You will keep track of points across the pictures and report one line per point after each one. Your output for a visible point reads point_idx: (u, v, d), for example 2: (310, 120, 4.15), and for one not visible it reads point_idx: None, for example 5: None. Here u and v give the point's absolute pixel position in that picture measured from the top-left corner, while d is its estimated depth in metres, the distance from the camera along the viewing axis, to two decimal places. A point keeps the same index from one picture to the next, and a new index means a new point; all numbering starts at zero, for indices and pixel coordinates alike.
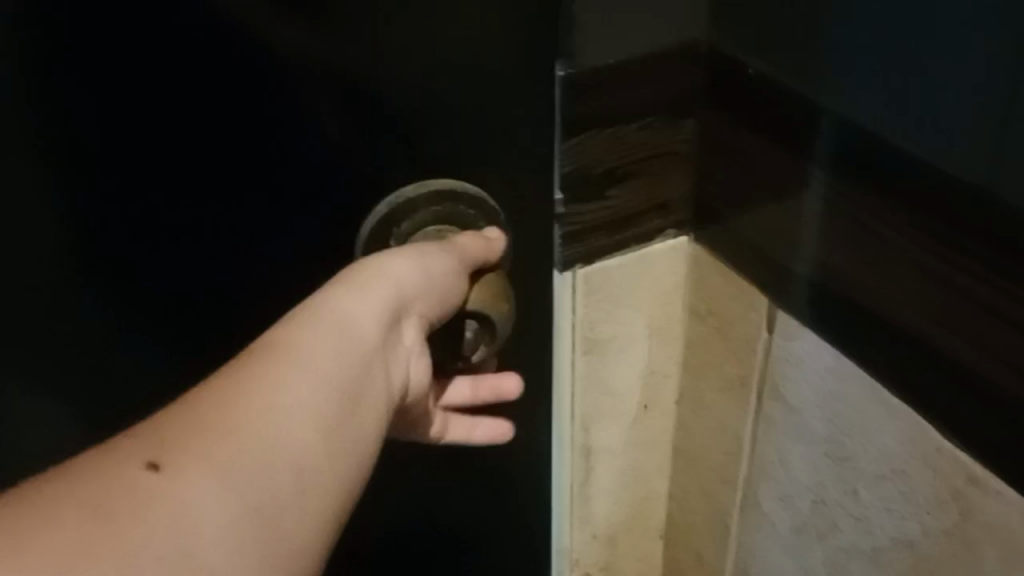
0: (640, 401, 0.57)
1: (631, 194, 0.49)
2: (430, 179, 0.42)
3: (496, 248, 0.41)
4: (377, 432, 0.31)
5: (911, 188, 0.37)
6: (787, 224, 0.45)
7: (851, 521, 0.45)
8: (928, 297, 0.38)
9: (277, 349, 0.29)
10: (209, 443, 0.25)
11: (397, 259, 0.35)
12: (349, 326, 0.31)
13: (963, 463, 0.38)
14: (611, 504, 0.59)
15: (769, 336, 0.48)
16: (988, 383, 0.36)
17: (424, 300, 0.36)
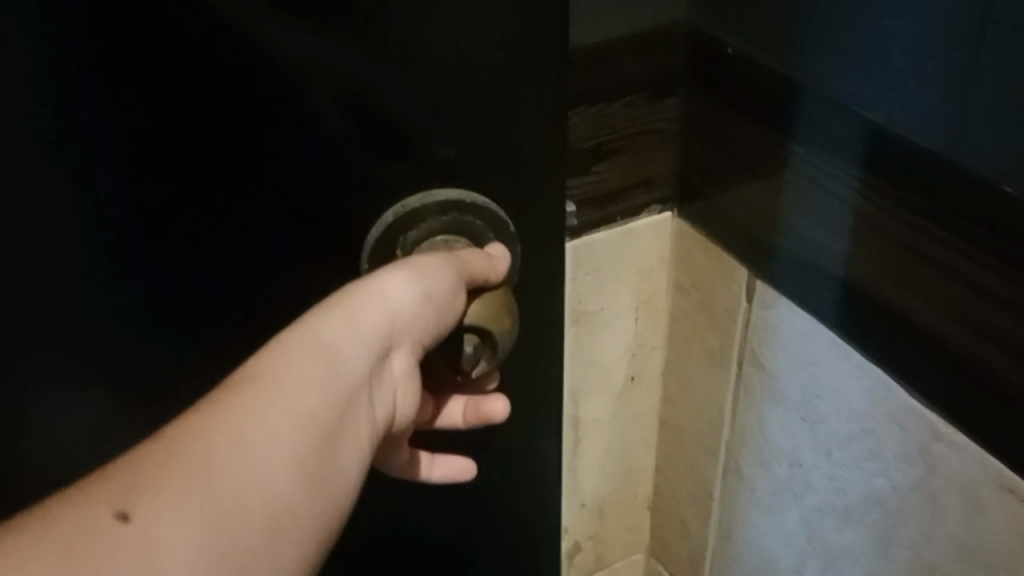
0: (627, 374, 0.58)
1: (616, 171, 0.51)
2: (437, 189, 0.39)
3: (498, 265, 0.39)
4: (359, 466, 0.30)
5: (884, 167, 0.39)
6: (767, 202, 0.47)
7: (823, 480, 0.48)
8: (946, 293, 0.37)
9: (257, 381, 0.28)
10: (182, 485, 0.24)
11: (390, 280, 0.34)
12: (335, 355, 0.31)
13: (927, 419, 0.40)
14: (599, 475, 0.61)
15: (749, 307, 0.50)
16: (994, 375, 0.36)
17: (419, 323, 0.35)
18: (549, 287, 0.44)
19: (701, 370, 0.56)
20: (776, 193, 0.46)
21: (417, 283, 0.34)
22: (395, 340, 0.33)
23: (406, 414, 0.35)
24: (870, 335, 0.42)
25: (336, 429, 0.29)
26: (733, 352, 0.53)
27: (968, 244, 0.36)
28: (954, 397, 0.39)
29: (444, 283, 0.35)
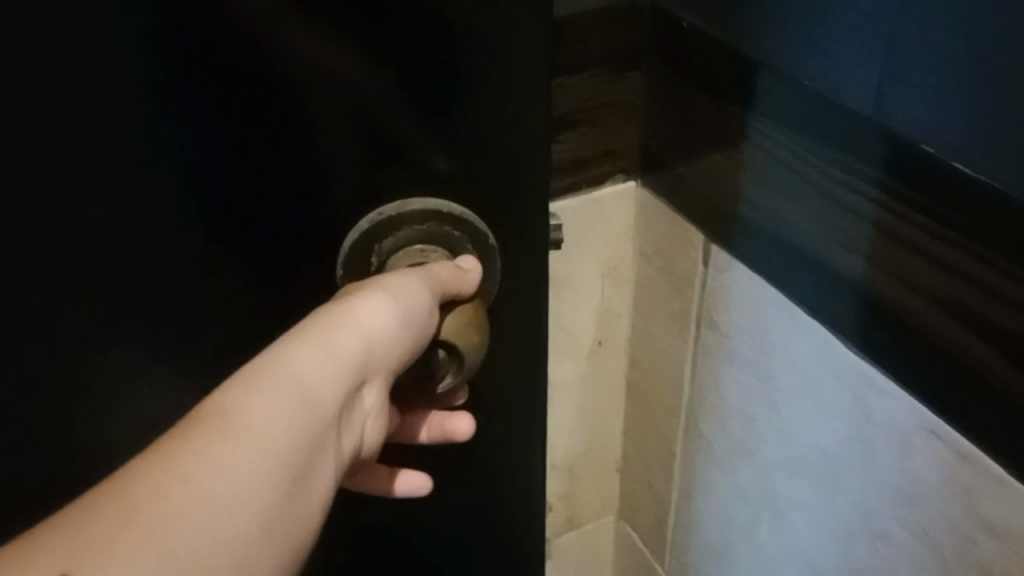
0: (594, 337, 0.61)
1: (582, 141, 0.53)
2: (414, 199, 0.36)
3: (470, 279, 0.37)
4: (324, 511, 0.28)
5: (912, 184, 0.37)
6: (723, 174, 0.49)
7: (773, 436, 0.50)
8: (946, 293, 0.37)
9: (219, 425, 0.26)
10: (136, 543, 0.22)
11: (367, 305, 0.32)
12: (311, 386, 0.29)
13: (862, 368, 0.43)
14: (568, 435, 0.64)
15: (704, 269, 0.53)
16: (989, 378, 0.36)
17: (393, 348, 0.32)
18: (538, 308, 0.42)
19: (664, 335, 0.58)
20: (734, 167, 0.48)
21: (393, 306, 0.32)
22: (370, 370, 0.31)
23: (375, 440, 0.34)
24: (813, 293, 0.45)
25: (306, 473, 0.27)
26: (691, 314, 0.55)
27: (898, 204, 0.38)
28: (910, 365, 0.40)
29: (421, 305, 0.33)
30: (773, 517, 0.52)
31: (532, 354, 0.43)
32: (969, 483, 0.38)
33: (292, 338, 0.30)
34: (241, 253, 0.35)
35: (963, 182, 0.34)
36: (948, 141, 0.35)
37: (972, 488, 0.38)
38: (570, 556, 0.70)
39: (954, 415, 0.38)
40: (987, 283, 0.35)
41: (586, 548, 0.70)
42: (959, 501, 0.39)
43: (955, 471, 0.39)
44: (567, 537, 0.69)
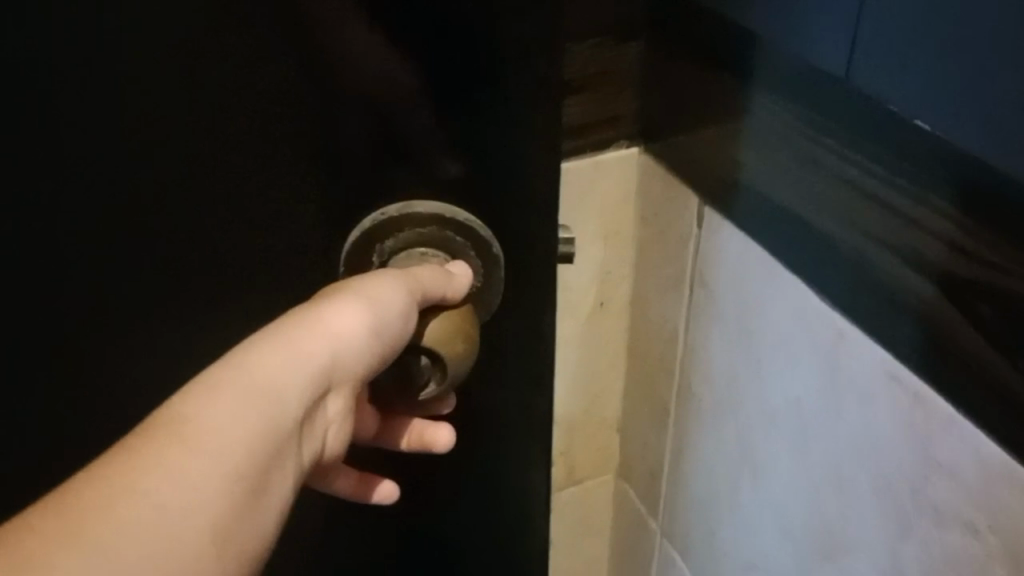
0: (596, 299, 0.64)
1: (585, 108, 0.56)
2: (420, 200, 0.41)
3: (460, 286, 0.40)
4: (279, 515, 0.29)
5: (914, 153, 0.38)
6: (725, 146, 0.51)
7: (753, 391, 0.53)
8: (946, 264, 0.38)
9: (176, 426, 0.27)
10: (76, 553, 0.23)
11: (336, 313, 0.33)
12: (273, 388, 0.30)
13: (834, 320, 0.45)
14: (569, 393, 0.67)
15: (698, 231, 0.55)
16: (978, 349, 0.37)
17: (361, 356, 0.34)
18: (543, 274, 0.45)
19: (661, 298, 0.61)
20: (736, 140, 0.50)
21: (363, 313, 0.34)
22: (336, 378, 0.33)
23: (346, 443, 0.35)
24: (795, 253, 0.47)
25: (261, 477, 0.29)
26: (684, 277, 0.58)
27: (874, 166, 0.40)
28: (888, 324, 0.42)
29: (392, 312, 0.35)
30: (751, 470, 0.55)
31: (538, 313, 0.46)
32: (924, 427, 0.41)
33: (258, 343, 0.31)
34: (258, 180, 0.38)
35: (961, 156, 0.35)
36: (932, 113, 0.35)
37: (924, 432, 0.41)
38: (569, 510, 0.73)
39: (916, 362, 0.41)
40: (949, 239, 0.38)
41: (585, 504, 0.73)
42: (911, 444, 0.42)
43: (911, 415, 0.42)
44: (566, 492, 0.72)
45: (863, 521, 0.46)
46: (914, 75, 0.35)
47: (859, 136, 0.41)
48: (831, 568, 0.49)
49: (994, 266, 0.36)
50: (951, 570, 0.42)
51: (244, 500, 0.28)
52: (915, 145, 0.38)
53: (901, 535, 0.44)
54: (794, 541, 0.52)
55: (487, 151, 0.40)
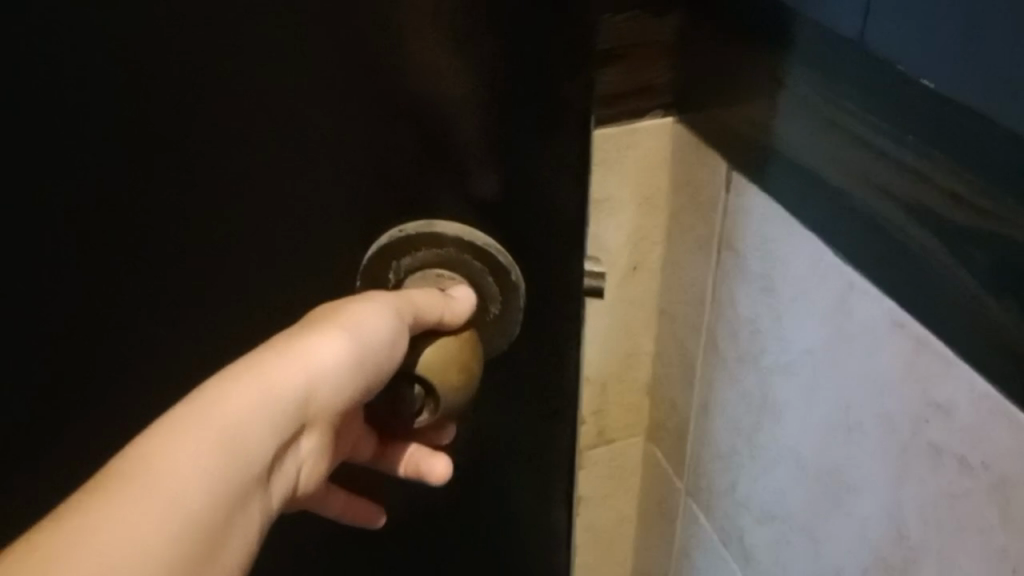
0: (628, 262, 0.67)
1: (620, 78, 0.59)
2: (440, 222, 0.41)
3: (461, 311, 0.42)
4: (248, 544, 0.32)
5: (939, 126, 0.40)
6: (760, 113, 0.53)
7: (775, 343, 0.56)
8: (962, 226, 0.40)
9: (147, 462, 0.30)
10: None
11: (318, 347, 0.36)
12: (246, 416, 0.33)
13: (845, 272, 0.48)
14: (602, 352, 0.70)
15: (726, 194, 0.58)
16: (988, 300, 0.40)
17: (338, 389, 0.37)
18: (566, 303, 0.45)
19: (691, 261, 0.64)
20: (771, 108, 0.52)
21: (344, 348, 0.36)
22: (310, 411, 0.36)
23: (315, 476, 0.38)
24: (814, 207, 0.50)
25: (232, 512, 0.31)
26: (712, 239, 0.61)
27: (882, 121, 0.43)
28: (897, 276, 0.45)
29: (376, 343, 0.37)
30: (772, 420, 0.58)
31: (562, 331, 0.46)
32: (925, 369, 0.44)
33: (234, 376, 0.34)
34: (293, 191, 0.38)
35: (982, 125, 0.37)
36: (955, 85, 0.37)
37: (925, 374, 0.44)
38: (600, 468, 0.76)
39: (919, 307, 0.44)
40: (946, 187, 0.40)
41: (616, 463, 0.77)
42: (914, 386, 0.45)
43: (914, 358, 0.44)
44: (597, 449, 0.75)
45: (870, 462, 0.49)
46: (929, 41, 0.38)
47: (869, 93, 0.44)
48: (840, 510, 0.52)
49: (983, 209, 0.39)
50: (945, 505, 0.44)
51: (216, 526, 0.30)
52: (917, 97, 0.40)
53: (902, 475, 0.47)
54: (809, 485, 0.55)
55: (529, 175, 0.41)
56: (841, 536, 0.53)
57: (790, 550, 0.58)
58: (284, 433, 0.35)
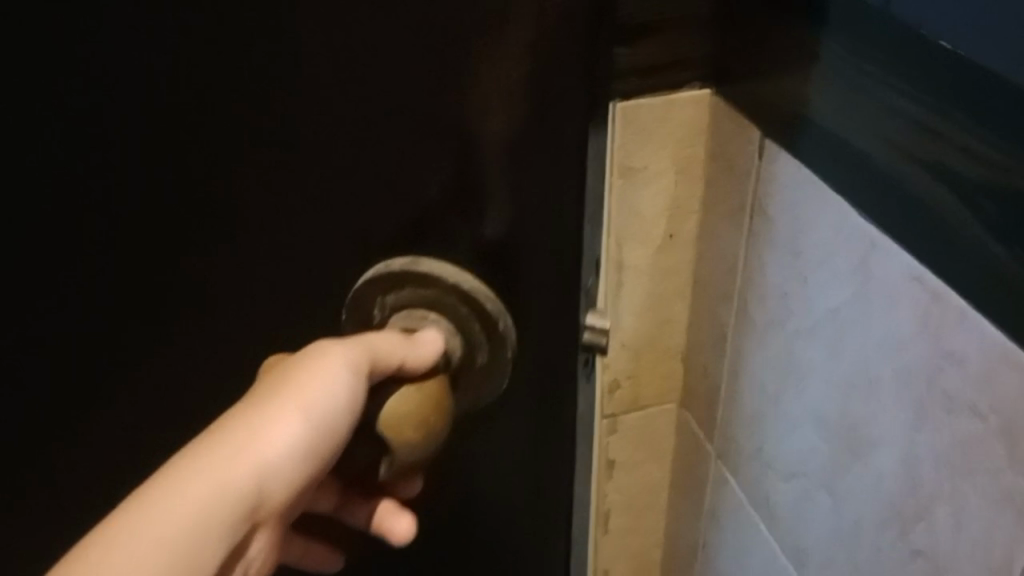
0: (665, 231, 0.69)
1: (659, 50, 0.61)
2: (423, 259, 0.51)
3: (425, 357, 0.50)
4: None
5: (955, 83, 0.42)
6: (793, 87, 0.55)
7: (800, 305, 0.58)
8: (967, 181, 0.42)
9: (106, 542, 0.41)
10: None
11: (273, 429, 0.46)
12: (201, 512, 0.43)
13: (868, 231, 0.50)
14: (637, 317, 0.73)
15: (759, 162, 0.60)
16: (993, 251, 0.42)
17: (292, 462, 0.46)
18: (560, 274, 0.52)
19: (725, 230, 0.66)
20: (803, 81, 0.54)
21: (295, 428, 0.47)
22: (267, 483, 0.46)
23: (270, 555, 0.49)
24: (837, 172, 0.52)
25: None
26: (745, 207, 0.63)
27: (905, 85, 0.45)
28: (915, 231, 0.47)
29: (326, 412, 0.47)
30: (796, 380, 0.60)
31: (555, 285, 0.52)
32: (939, 321, 0.46)
33: (189, 474, 0.44)
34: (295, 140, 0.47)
35: (995, 81, 0.39)
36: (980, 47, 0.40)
37: (939, 326, 0.46)
38: (633, 434, 0.79)
39: (934, 262, 0.46)
40: (962, 145, 0.42)
41: (649, 428, 0.79)
42: (928, 338, 0.47)
43: (928, 309, 0.47)
44: (630, 415, 0.78)
45: (888, 414, 0.51)
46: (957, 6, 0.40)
47: (895, 56, 0.45)
48: (860, 463, 0.55)
49: (993, 165, 0.40)
50: (956, 452, 0.47)
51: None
52: (940, 58, 0.42)
53: (917, 425, 0.49)
54: (831, 440, 0.57)
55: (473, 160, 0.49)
56: (861, 488, 0.55)
57: (812, 505, 0.61)
58: (238, 515, 0.45)
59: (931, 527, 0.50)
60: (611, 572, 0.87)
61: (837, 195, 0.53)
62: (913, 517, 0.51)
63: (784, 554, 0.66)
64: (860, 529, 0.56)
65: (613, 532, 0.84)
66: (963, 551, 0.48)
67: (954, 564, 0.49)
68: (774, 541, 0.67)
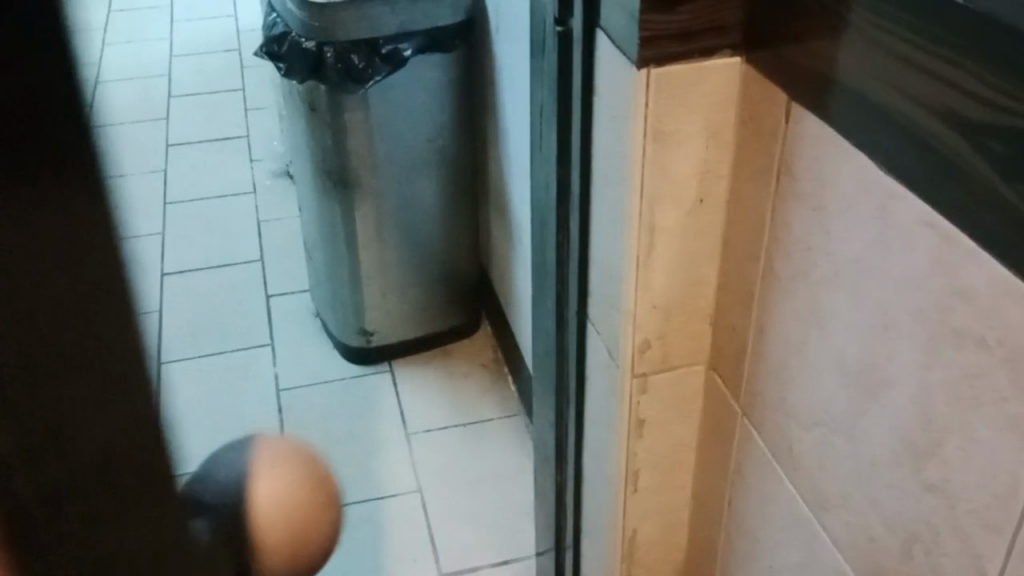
0: (695, 196, 0.72)
1: (693, 14, 0.64)
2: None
3: None
4: None
5: (964, 31, 0.45)
6: (822, 47, 0.57)
7: (824, 257, 0.61)
8: (975, 125, 0.45)
9: None
10: None
11: None
12: None
13: (888, 183, 0.53)
14: (668, 279, 0.76)
15: (786, 124, 0.63)
16: (997, 190, 0.44)
17: None
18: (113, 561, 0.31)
19: (754, 191, 0.69)
20: (831, 41, 0.56)
21: None
22: None
23: None
24: (858, 127, 0.55)
25: None
26: (772, 168, 0.66)
27: (917, 38, 0.48)
28: (929, 179, 0.50)
29: None
30: (820, 330, 0.63)
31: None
32: (952, 261, 0.49)
33: None
34: None
35: (1001, 26, 0.43)
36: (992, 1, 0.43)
37: (952, 265, 0.49)
38: (663, 394, 0.82)
39: (948, 207, 0.49)
40: (970, 89, 0.45)
41: (677, 388, 0.82)
42: (941, 277, 0.50)
43: (942, 251, 0.50)
44: (660, 375, 0.81)
45: (905, 355, 0.54)
46: None
47: (907, 13, 0.49)
48: (878, 405, 0.58)
49: (1001, 106, 0.43)
50: (967, 385, 0.49)
51: None
52: (952, 11, 0.46)
53: (932, 362, 0.52)
54: (850, 386, 0.60)
55: None
56: (879, 429, 0.58)
57: (833, 451, 0.64)
58: None
59: (943, 461, 0.52)
60: (641, 530, 0.91)
61: (859, 150, 0.56)
62: (927, 453, 0.54)
63: (805, 503, 0.69)
64: (877, 470, 0.59)
65: (643, 490, 0.88)
66: (971, 482, 0.50)
67: (963, 495, 0.51)
68: (797, 491, 0.70)
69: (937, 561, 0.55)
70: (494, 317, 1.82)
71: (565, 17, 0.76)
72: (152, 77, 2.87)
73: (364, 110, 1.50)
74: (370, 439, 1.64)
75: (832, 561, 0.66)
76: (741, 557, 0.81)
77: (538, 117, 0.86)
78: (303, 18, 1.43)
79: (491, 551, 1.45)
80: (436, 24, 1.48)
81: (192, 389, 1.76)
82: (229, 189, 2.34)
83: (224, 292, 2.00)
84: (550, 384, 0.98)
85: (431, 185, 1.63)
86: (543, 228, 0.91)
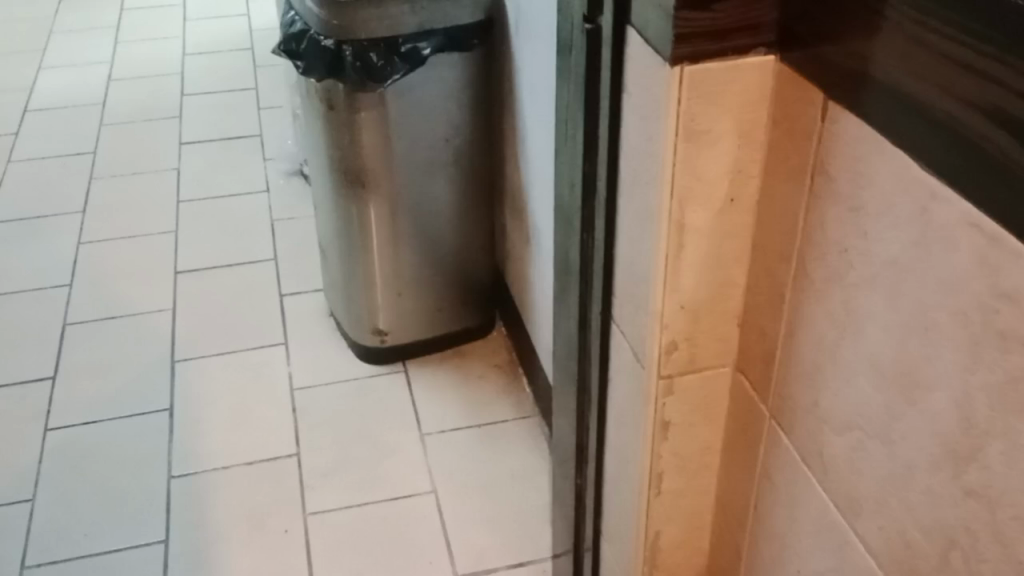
0: (726, 196, 0.71)
1: (729, 11, 0.63)
2: None
3: None
4: None
5: (1006, 26, 0.44)
6: (859, 45, 0.56)
7: (860, 258, 0.61)
8: (1014, 121, 0.45)
9: None
10: None
11: None
12: None
13: (929, 185, 0.53)
14: (697, 279, 0.75)
15: (822, 125, 0.62)
16: None
17: None
18: None
19: (788, 192, 0.68)
20: (868, 39, 0.55)
21: None
22: None
23: None
24: (898, 125, 0.54)
25: None
26: (807, 168, 0.65)
27: (960, 35, 0.47)
28: (973, 178, 0.49)
29: None
30: (855, 332, 0.62)
31: None
32: (996, 262, 0.48)
33: None
34: None
35: None
36: None
37: (997, 266, 0.48)
38: (689, 397, 0.81)
39: (991, 206, 0.48)
40: (1011, 85, 0.44)
41: (702, 392, 0.81)
42: (985, 279, 0.49)
43: (984, 251, 0.49)
44: (687, 377, 0.80)
45: (945, 358, 0.54)
46: None
47: (952, 12, 0.48)
48: (916, 409, 0.57)
49: None
50: (1012, 388, 0.49)
51: None
52: (999, 8, 0.45)
53: (974, 365, 0.51)
54: (888, 388, 0.60)
55: None
56: (917, 433, 0.57)
57: (867, 454, 0.63)
58: None
59: (984, 466, 0.52)
60: (663, 533, 0.90)
61: (899, 150, 0.55)
62: (967, 458, 0.53)
63: (837, 508, 0.68)
64: (915, 474, 0.58)
65: (666, 493, 0.87)
66: (1014, 487, 0.49)
67: (1005, 500, 0.50)
68: (828, 495, 0.69)
69: (976, 566, 0.54)
70: (509, 318, 1.81)
71: (594, 14, 0.76)
72: (163, 77, 2.86)
73: (380, 110, 1.49)
74: (384, 440, 1.64)
75: (864, 566, 0.66)
76: (768, 561, 0.81)
77: (563, 119, 0.86)
78: (323, 17, 1.42)
79: (506, 552, 1.44)
80: (456, 23, 1.47)
81: (205, 388, 1.75)
82: (241, 189, 2.33)
83: (237, 292, 2.00)
84: (572, 385, 0.98)
85: (447, 185, 1.62)
86: (568, 229, 0.90)
